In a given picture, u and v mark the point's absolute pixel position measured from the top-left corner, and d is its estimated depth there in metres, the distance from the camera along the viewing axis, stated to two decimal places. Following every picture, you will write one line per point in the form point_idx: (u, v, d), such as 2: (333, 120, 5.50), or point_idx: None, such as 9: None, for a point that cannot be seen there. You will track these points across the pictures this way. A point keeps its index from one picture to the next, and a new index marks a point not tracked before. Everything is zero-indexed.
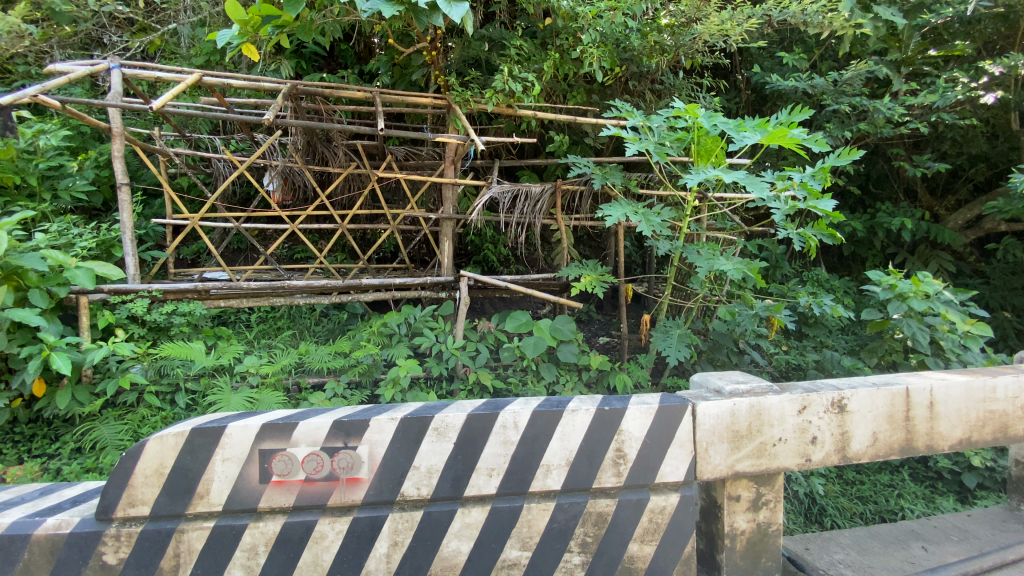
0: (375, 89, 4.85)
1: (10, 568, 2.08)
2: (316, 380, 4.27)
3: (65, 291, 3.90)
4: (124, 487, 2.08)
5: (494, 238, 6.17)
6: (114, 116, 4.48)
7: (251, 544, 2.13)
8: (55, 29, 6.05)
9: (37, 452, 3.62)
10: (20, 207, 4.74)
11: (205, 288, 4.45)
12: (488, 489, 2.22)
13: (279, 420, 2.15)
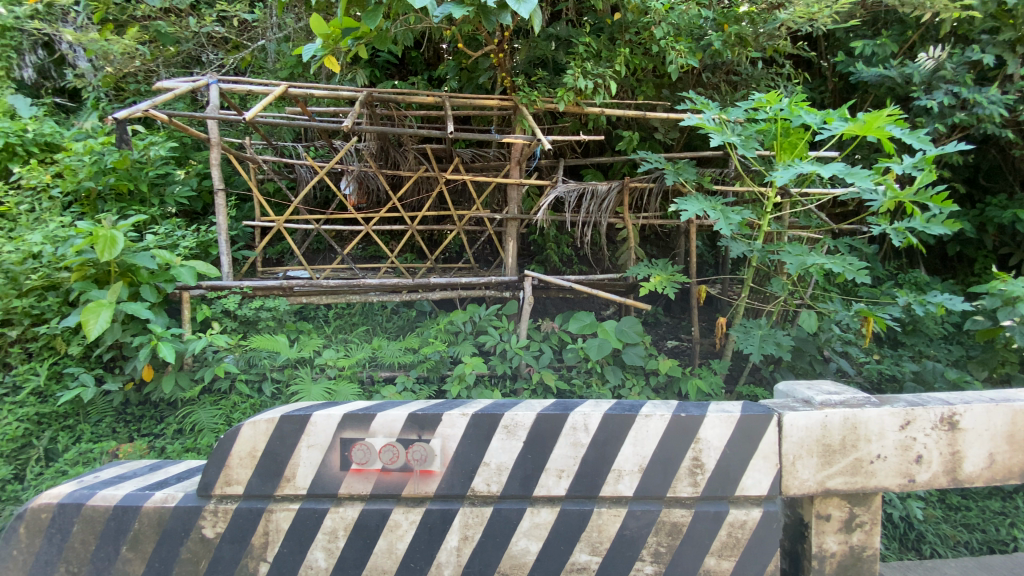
0: (444, 93, 4.97)
1: (123, 536, 2.32)
2: (388, 373, 4.45)
3: (170, 286, 4.30)
4: (223, 467, 2.26)
5: (558, 238, 6.15)
6: (212, 128, 4.90)
7: (331, 528, 2.24)
8: (161, 50, 6.72)
9: (145, 431, 4.01)
10: (134, 211, 5.30)
11: (289, 284, 4.74)
12: (558, 490, 2.20)
13: (359, 410, 2.25)
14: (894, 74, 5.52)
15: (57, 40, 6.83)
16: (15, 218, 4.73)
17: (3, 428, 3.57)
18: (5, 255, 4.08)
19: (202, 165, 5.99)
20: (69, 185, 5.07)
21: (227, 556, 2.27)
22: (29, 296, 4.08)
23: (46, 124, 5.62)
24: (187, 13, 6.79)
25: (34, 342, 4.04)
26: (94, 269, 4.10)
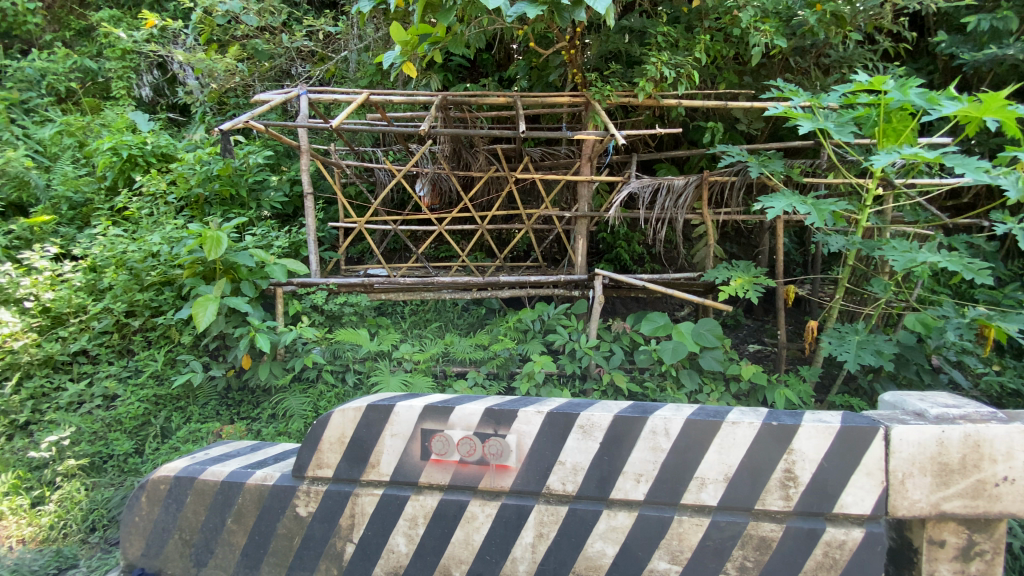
0: (516, 93, 5.02)
1: (229, 508, 2.56)
2: (460, 368, 4.59)
3: (265, 282, 4.67)
4: (315, 450, 2.44)
5: (629, 236, 6.05)
6: (302, 135, 5.27)
7: (412, 514, 2.35)
8: (257, 65, 7.31)
9: (243, 415, 4.38)
10: (234, 214, 5.81)
11: (370, 283, 5.05)
12: (635, 494, 2.15)
13: (439, 403, 2.33)
14: (1013, 53, 4.90)
15: (171, 62, 7.61)
16: (138, 221, 5.35)
17: (127, 407, 4.03)
18: (130, 254, 4.63)
19: (292, 171, 6.46)
20: (182, 191, 5.67)
21: (318, 535, 2.45)
22: (149, 290, 4.61)
23: (162, 137, 6.30)
24: (280, 30, 7.33)
25: (153, 331, 4.55)
26: (203, 266, 4.54)
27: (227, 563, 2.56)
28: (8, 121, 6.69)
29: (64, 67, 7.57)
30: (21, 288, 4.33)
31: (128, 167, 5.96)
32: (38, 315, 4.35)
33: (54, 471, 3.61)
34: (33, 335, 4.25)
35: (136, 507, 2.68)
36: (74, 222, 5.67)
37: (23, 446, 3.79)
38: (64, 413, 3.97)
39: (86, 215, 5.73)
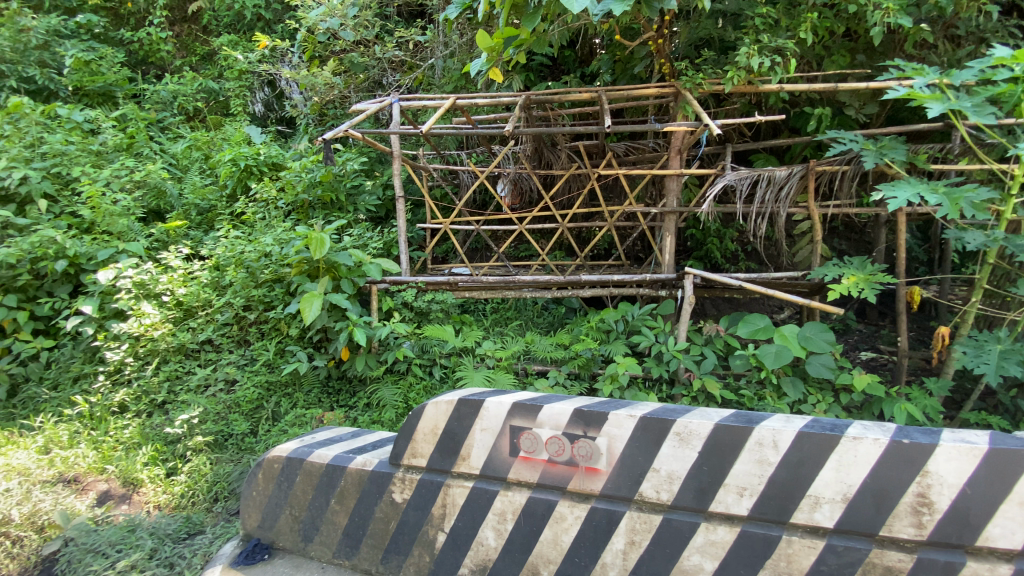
0: (601, 88, 4.94)
1: (332, 490, 2.76)
2: (541, 367, 4.64)
3: (362, 281, 5.01)
4: (410, 440, 2.56)
5: (720, 232, 5.76)
6: (395, 141, 5.58)
7: (501, 509, 2.39)
8: (353, 78, 7.80)
9: (342, 403, 4.72)
10: (335, 217, 6.31)
11: (455, 280, 5.25)
12: (738, 509, 2.03)
13: (527, 400, 2.33)
14: None
15: (279, 79, 8.34)
16: (253, 224, 5.93)
17: (245, 392, 4.49)
18: (248, 254, 5.12)
19: (384, 176, 6.85)
20: (290, 197, 6.22)
21: (412, 521, 2.57)
22: (263, 286, 5.08)
23: (272, 148, 6.93)
24: (373, 43, 7.76)
25: (265, 324, 5.03)
26: (309, 264, 4.92)
27: (331, 540, 2.77)
28: (149, 138, 7.69)
29: (193, 89, 8.58)
30: (159, 284, 4.96)
31: (245, 176, 6.62)
32: (173, 308, 4.94)
33: (185, 445, 4.10)
34: (169, 325, 4.84)
35: (254, 482, 2.97)
36: (201, 226, 6.41)
37: (160, 422, 4.33)
38: (194, 395, 4.49)
39: (211, 219, 6.45)
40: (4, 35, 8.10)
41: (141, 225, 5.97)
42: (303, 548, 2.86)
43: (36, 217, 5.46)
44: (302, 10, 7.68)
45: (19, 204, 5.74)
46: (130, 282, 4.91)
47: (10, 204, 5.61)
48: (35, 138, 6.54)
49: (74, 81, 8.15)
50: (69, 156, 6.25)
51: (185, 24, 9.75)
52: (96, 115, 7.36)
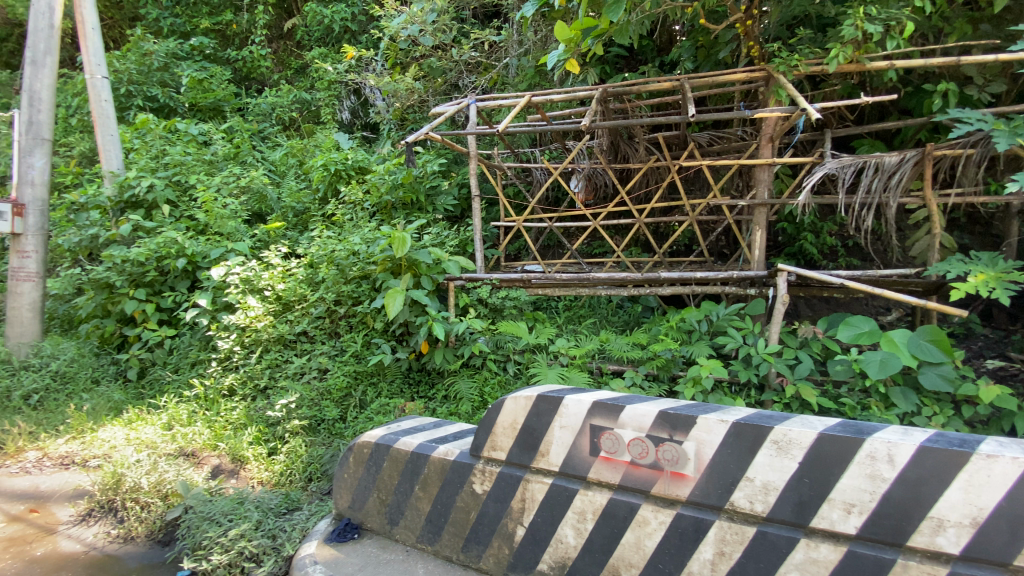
0: (683, 76, 4.75)
1: (416, 476, 2.88)
2: (617, 366, 4.56)
3: (441, 277, 5.20)
4: (490, 433, 2.61)
5: (817, 226, 5.34)
6: (472, 141, 5.72)
7: (580, 509, 2.37)
8: (432, 82, 8.06)
9: (422, 394, 4.94)
10: (415, 217, 6.58)
11: (528, 279, 5.28)
12: (844, 527, 1.87)
13: (609, 400, 2.29)
14: None
15: (364, 87, 8.79)
16: (342, 225, 6.33)
17: (336, 380, 4.81)
18: (338, 253, 5.48)
19: (461, 175, 7.03)
20: (375, 199, 6.58)
21: (492, 513, 2.62)
22: (351, 282, 5.40)
23: (359, 153, 7.34)
24: (451, 46, 7.95)
25: (353, 318, 5.34)
26: (392, 262, 5.17)
27: (415, 525, 2.90)
28: (252, 147, 8.44)
29: (288, 101, 9.30)
30: (262, 280, 5.43)
31: (335, 179, 7.08)
32: (272, 302, 5.39)
33: (284, 428, 4.47)
34: (270, 317, 5.29)
35: (346, 464, 3.18)
36: (297, 226, 6.95)
37: (263, 405, 4.74)
38: (292, 381, 4.88)
39: (305, 220, 6.97)
40: (133, 60, 9.22)
41: (247, 226, 6.57)
42: (389, 531, 3.01)
43: (161, 220, 6.19)
44: (385, 20, 8.04)
45: (146, 210, 6.54)
46: (238, 277, 5.43)
47: (140, 209, 6.41)
48: (159, 151, 7.42)
49: (190, 98, 9.12)
50: (187, 166, 7.07)
51: (282, 41, 10.58)
52: (208, 128, 8.22)
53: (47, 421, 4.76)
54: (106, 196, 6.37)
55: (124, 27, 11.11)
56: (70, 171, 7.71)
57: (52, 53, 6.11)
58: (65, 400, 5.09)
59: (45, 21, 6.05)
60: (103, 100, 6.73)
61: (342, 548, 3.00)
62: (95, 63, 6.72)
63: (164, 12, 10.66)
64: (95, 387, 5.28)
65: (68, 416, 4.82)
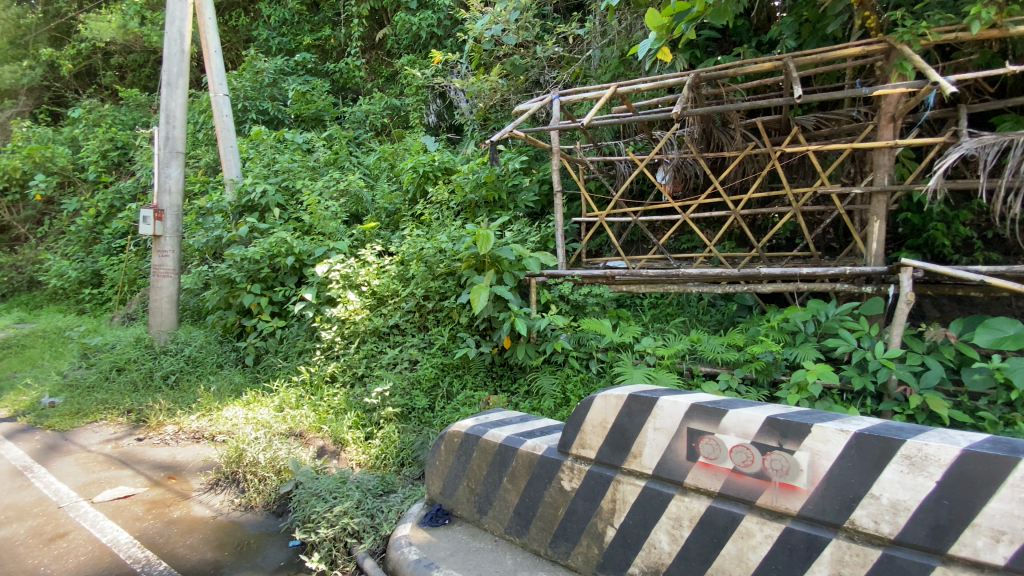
0: (786, 55, 4.40)
1: (505, 468, 2.94)
2: (709, 369, 4.38)
3: (522, 274, 5.22)
4: (579, 431, 2.59)
5: (949, 215, 4.71)
6: (554, 137, 5.70)
7: (676, 514, 2.28)
8: (514, 80, 8.12)
9: (505, 388, 5.05)
10: (498, 215, 6.69)
11: (612, 274, 5.19)
12: (992, 557, 1.63)
13: (708, 403, 2.18)
14: None
15: (449, 89, 9.06)
16: (430, 224, 6.61)
17: (424, 371, 5.05)
18: (426, 250, 5.69)
19: (542, 172, 7.05)
20: (459, 198, 6.79)
21: (581, 511, 2.60)
22: (438, 279, 5.60)
23: (445, 154, 7.59)
24: (534, 43, 7.96)
25: (440, 312, 5.55)
26: (475, 259, 5.25)
27: (503, 516, 2.95)
28: (349, 153, 9.05)
29: (380, 108, 9.85)
30: (360, 276, 5.83)
31: (423, 181, 7.39)
32: (368, 297, 5.76)
33: (379, 414, 4.77)
34: (366, 310, 5.66)
35: (438, 452, 3.32)
36: (389, 226, 7.35)
37: (360, 392, 5.10)
38: (386, 371, 5.19)
39: (396, 220, 7.35)
40: (248, 78, 10.25)
41: (345, 227, 7.06)
42: (478, 520, 3.10)
43: (273, 222, 6.83)
44: (469, 23, 8.19)
45: (260, 213, 7.25)
46: (339, 274, 5.87)
47: (255, 212, 7.11)
48: (271, 159, 8.19)
49: (295, 110, 9.98)
50: (293, 172, 7.75)
51: (374, 51, 11.23)
52: (311, 136, 8.94)
53: (182, 399, 5.44)
54: (227, 201, 7.15)
55: (240, 49, 12.39)
56: (199, 181, 8.75)
57: (183, 75, 6.94)
58: (196, 381, 5.80)
59: (177, 48, 6.89)
60: (224, 114, 7.53)
61: (435, 532, 3.13)
62: (217, 82, 7.55)
63: (273, 32, 11.73)
64: (220, 371, 5.96)
65: (199, 395, 5.48)
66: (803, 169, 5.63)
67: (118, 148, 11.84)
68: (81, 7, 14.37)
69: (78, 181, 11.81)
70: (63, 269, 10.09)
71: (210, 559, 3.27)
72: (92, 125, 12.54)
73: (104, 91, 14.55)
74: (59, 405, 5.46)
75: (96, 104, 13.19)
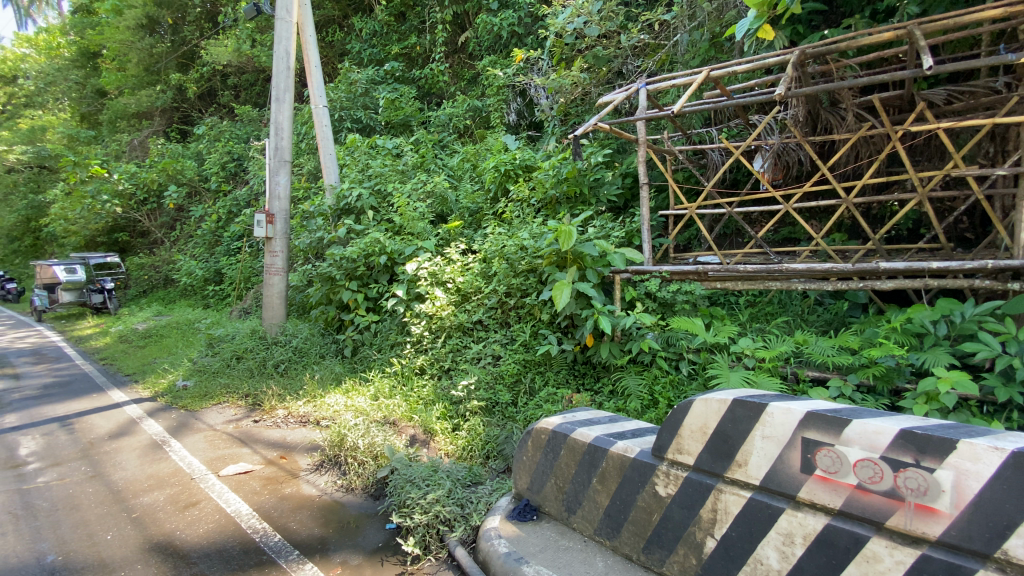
0: (910, 23, 3.94)
1: (594, 469, 2.90)
2: (818, 374, 4.07)
3: (606, 270, 5.07)
4: (676, 435, 2.49)
5: None
6: (641, 128, 5.50)
7: (787, 530, 2.11)
8: (596, 72, 7.97)
9: (588, 386, 5.00)
10: (580, 210, 6.61)
11: (704, 271, 4.89)
12: None
13: (827, 412, 2.00)
14: None
15: (529, 87, 9.07)
16: (511, 222, 6.67)
17: (507, 366, 5.12)
18: (508, 248, 5.76)
19: (626, 165, 6.86)
20: (541, 194, 6.78)
21: (678, 518, 2.49)
22: (520, 276, 5.64)
23: (526, 151, 7.63)
24: (617, 33, 7.74)
25: (522, 309, 5.59)
26: (558, 256, 5.20)
27: (592, 517, 2.92)
28: (434, 156, 9.38)
29: (463, 110, 10.12)
30: (445, 273, 6.03)
31: (505, 179, 7.47)
32: (453, 293, 5.95)
33: (465, 407, 4.92)
34: (452, 306, 5.85)
35: (525, 448, 3.35)
36: (472, 225, 7.54)
37: (447, 385, 5.31)
38: (471, 365, 5.35)
39: (479, 219, 7.52)
40: (344, 90, 11.01)
41: (431, 226, 7.34)
42: (566, 518, 3.08)
43: (367, 223, 7.28)
44: (551, 17, 8.13)
45: (356, 215, 7.76)
46: (427, 271, 6.12)
47: (352, 215, 7.63)
48: (364, 165, 8.74)
49: (385, 117, 10.55)
50: (385, 176, 8.22)
51: (457, 55, 11.59)
52: (400, 141, 9.40)
53: (291, 386, 5.97)
54: (327, 205, 7.73)
55: (335, 63, 13.30)
56: (303, 187, 9.55)
57: (288, 89, 7.58)
58: (302, 370, 6.34)
59: (284, 65, 7.51)
60: (324, 124, 8.12)
61: (523, 527, 3.17)
62: (317, 94, 8.15)
63: (364, 44, 12.47)
64: (322, 361, 6.48)
65: (305, 383, 5.99)
66: (929, 150, 5.00)
67: (235, 159, 13.22)
68: (202, 34, 16.13)
69: (202, 190, 13.35)
70: (192, 268, 11.49)
71: (318, 535, 3.55)
72: (213, 140, 14.10)
73: (221, 109, 16.29)
74: (190, 388, 6.22)
75: (216, 121, 14.82)
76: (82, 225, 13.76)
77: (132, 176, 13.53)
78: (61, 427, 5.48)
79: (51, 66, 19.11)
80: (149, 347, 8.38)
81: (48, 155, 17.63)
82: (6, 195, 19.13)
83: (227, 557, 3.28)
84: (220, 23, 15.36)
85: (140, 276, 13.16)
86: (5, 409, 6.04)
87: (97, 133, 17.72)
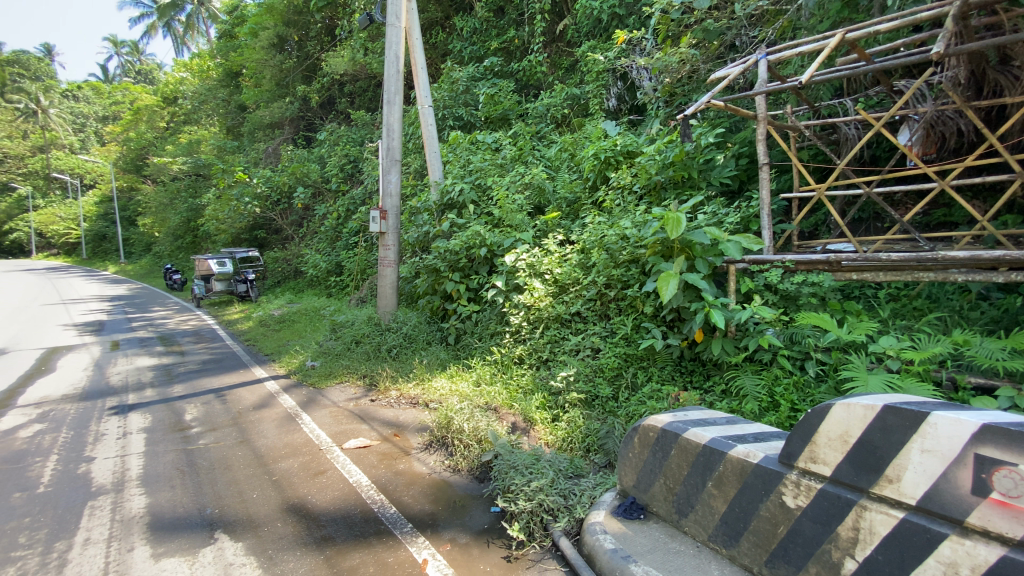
0: None
1: (709, 472, 2.73)
2: (983, 381, 3.47)
3: (718, 260, 4.71)
4: (808, 442, 2.26)
5: None
6: (760, 103, 5.01)
7: (950, 560, 1.80)
8: (706, 47, 7.42)
9: (696, 384, 4.72)
10: (688, 196, 6.23)
11: (837, 259, 4.30)
12: None
13: (1010, 426, 1.68)
14: None
15: (631, 69, 8.71)
16: (612, 211, 6.49)
17: (608, 359, 5.03)
18: (609, 237, 5.61)
19: (739, 145, 6.32)
20: (644, 181, 6.49)
21: (810, 533, 2.26)
22: (621, 266, 5.47)
23: (627, 137, 7.36)
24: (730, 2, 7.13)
25: (623, 301, 5.44)
26: (663, 245, 4.93)
27: (707, 523, 2.76)
28: (532, 147, 9.43)
29: (562, 99, 10.02)
30: (543, 265, 6.08)
31: (605, 167, 7.28)
32: (551, 284, 5.96)
33: (565, 398, 4.90)
34: (550, 297, 5.88)
35: (630, 444, 3.26)
36: (570, 215, 7.47)
37: (547, 375, 5.35)
38: (570, 357, 5.34)
39: (577, 209, 7.44)
40: (447, 89, 11.46)
41: (530, 218, 7.41)
42: (676, 521, 2.95)
43: (469, 217, 7.54)
44: None
45: (458, 209, 8.08)
46: (525, 263, 6.20)
47: (455, 208, 7.96)
48: (466, 160, 9.06)
49: (485, 113, 10.82)
50: (485, 170, 8.44)
51: (555, 44, 11.52)
52: (499, 136, 9.59)
53: (402, 370, 6.41)
54: (432, 201, 8.12)
55: (439, 63, 13.90)
56: (410, 184, 10.15)
57: (398, 92, 8.05)
58: (412, 355, 6.78)
59: (394, 69, 7.97)
60: (429, 123, 8.52)
61: (629, 525, 3.09)
62: (423, 95, 8.57)
63: (465, 43, 12.84)
64: (429, 347, 6.87)
65: (415, 367, 6.39)
66: None
67: (351, 161, 14.41)
68: (322, 47, 17.70)
69: (325, 191, 14.75)
70: (317, 261, 12.78)
71: (428, 511, 3.78)
72: (332, 144, 15.50)
73: (340, 116, 17.86)
74: (318, 368, 6.95)
75: (335, 127, 16.25)
76: (230, 224, 15.91)
77: (268, 180, 15.35)
78: (217, 398, 6.40)
79: (204, 88, 22.19)
80: (283, 331, 9.51)
81: (203, 165, 20.57)
82: (173, 200, 22.72)
83: (351, 523, 3.62)
84: (338, 36, 16.79)
85: (275, 268, 14.96)
86: (176, 381, 7.21)
87: (240, 144, 20.31)
